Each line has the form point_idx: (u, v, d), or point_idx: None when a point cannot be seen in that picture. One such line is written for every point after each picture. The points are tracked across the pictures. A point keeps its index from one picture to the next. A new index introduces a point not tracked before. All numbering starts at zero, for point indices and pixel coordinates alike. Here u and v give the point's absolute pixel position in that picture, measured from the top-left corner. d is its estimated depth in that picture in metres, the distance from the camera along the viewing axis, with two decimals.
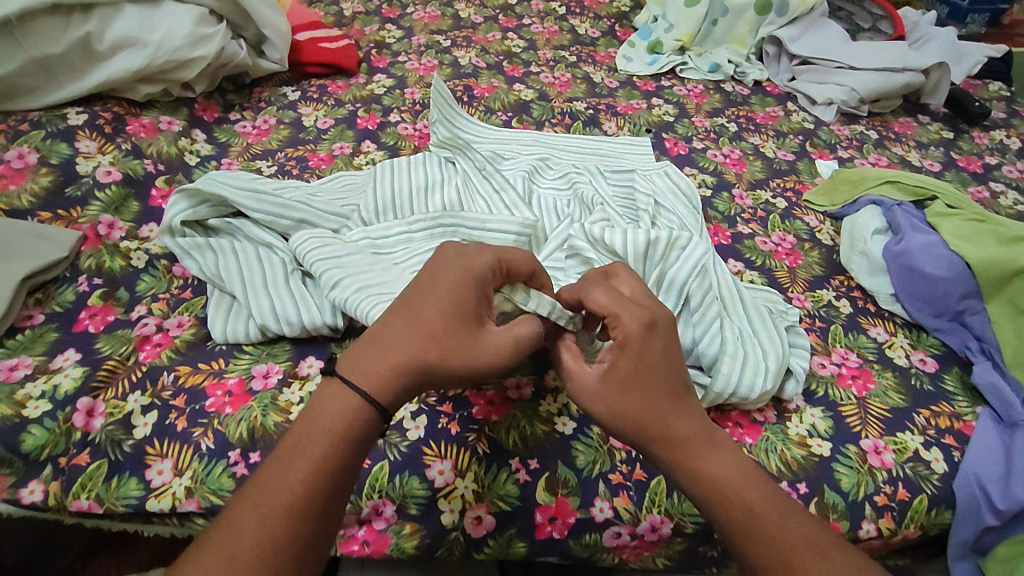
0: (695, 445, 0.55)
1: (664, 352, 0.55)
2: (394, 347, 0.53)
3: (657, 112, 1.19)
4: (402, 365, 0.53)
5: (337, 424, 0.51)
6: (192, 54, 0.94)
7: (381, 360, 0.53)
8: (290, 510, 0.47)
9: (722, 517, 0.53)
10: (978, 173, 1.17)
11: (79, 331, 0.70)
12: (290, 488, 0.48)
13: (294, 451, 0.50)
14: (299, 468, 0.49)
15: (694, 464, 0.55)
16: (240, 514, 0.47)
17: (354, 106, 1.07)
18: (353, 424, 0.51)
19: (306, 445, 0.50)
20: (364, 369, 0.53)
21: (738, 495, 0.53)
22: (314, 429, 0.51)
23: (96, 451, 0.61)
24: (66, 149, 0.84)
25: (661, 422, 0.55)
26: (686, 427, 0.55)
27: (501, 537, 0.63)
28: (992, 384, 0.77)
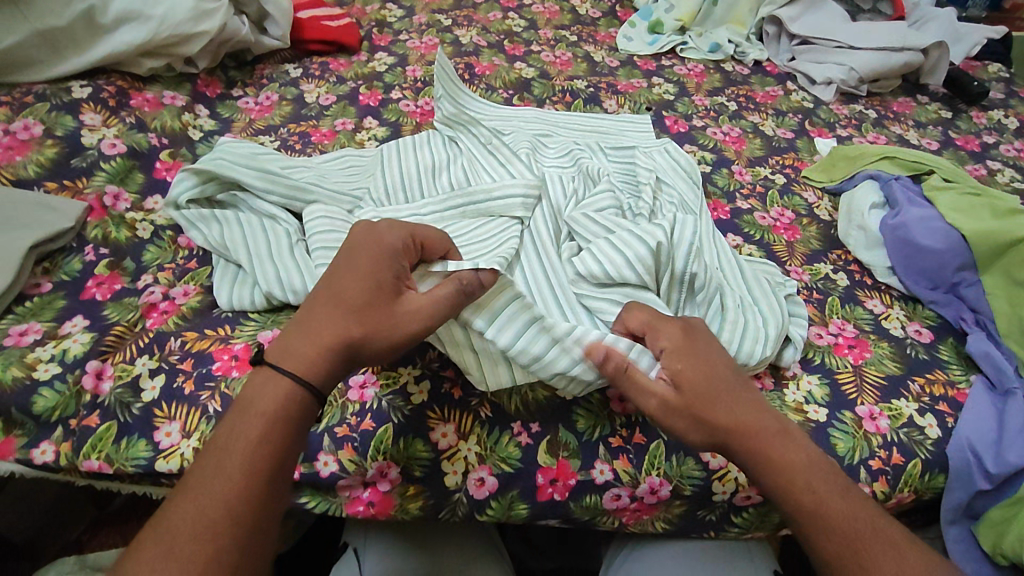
0: (756, 433, 0.55)
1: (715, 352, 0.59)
2: (317, 328, 0.52)
3: (657, 91, 1.19)
4: (325, 345, 0.51)
5: (271, 408, 0.49)
6: (195, 29, 0.95)
7: (302, 340, 0.51)
8: (232, 494, 0.45)
9: (787, 506, 0.53)
10: (976, 152, 1.17)
11: (87, 299, 0.71)
12: (227, 474, 0.45)
13: (228, 440, 0.47)
14: (234, 454, 0.46)
15: (771, 459, 0.54)
16: (177, 510, 0.44)
17: (356, 83, 1.08)
18: (288, 406, 0.49)
19: (238, 432, 0.47)
20: (292, 351, 0.51)
21: (808, 487, 0.52)
22: (247, 417, 0.48)
23: (105, 413, 0.62)
24: (70, 121, 0.84)
25: (735, 422, 0.55)
26: (746, 417, 0.55)
27: (503, 498, 0.64)
28: (985, 352, 0.78)
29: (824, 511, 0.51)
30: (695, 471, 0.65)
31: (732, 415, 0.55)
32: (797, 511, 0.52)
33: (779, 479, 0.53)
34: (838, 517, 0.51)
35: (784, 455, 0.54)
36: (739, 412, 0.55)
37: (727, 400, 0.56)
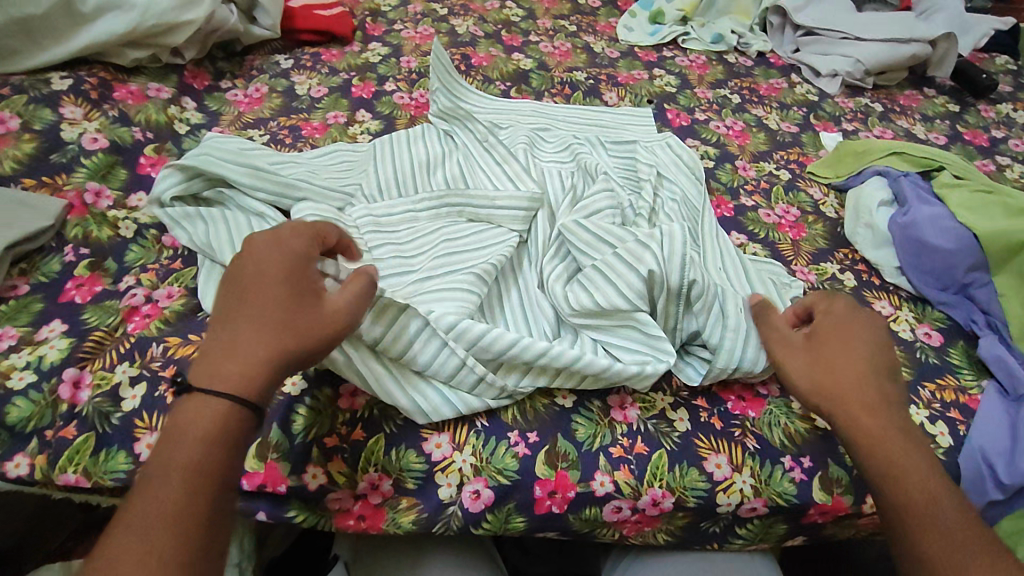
0: (889, 446, 0.53)
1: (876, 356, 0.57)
2: (235, 345, 0.48)
3: (659, 83, 1.16)
4: (248, 365, 0.48)
5: (205, 426, 0.45)
6: (180, 18, 0.92)
7: (218, 356, 0.48)
8: (171, 520, 0.42)
9: (908, 523, 0.50)
10: (985, 147, 1.14)
11: (66, 302, 0.68)
12: (164, 498, 0.43)
13: (165, 461, 0.44)
14: (173, 478, 0.43)
15: (892, 456, 0.52)
16: (114, 541, 0.41)
17: (348, 74, 1.04)
18: (222, 420, 0.46)
19: (172, 454, 0.44)
20: (215, 369, 0.47)
21: (930, 504, 0.50)
22: (178, 436, 0.45)
23: (83, 424, 0.59)
24: (49, 115, 0.81)
25: (874, 408, 0.54)
26: (878, 425, 0.54)
27: (499, 511, 0.62)
28: (997, 357, 0.76)
29: (939, 535, 0.48)
30: (698, 483, 0.63)
31: (862, 424, 0.54)
32: (912, 534, 0.49)
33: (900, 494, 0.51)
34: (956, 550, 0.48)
35: (910, 467, 0.52)
36: (872, 421, 0.54)
37: (865, 409, 0.55)
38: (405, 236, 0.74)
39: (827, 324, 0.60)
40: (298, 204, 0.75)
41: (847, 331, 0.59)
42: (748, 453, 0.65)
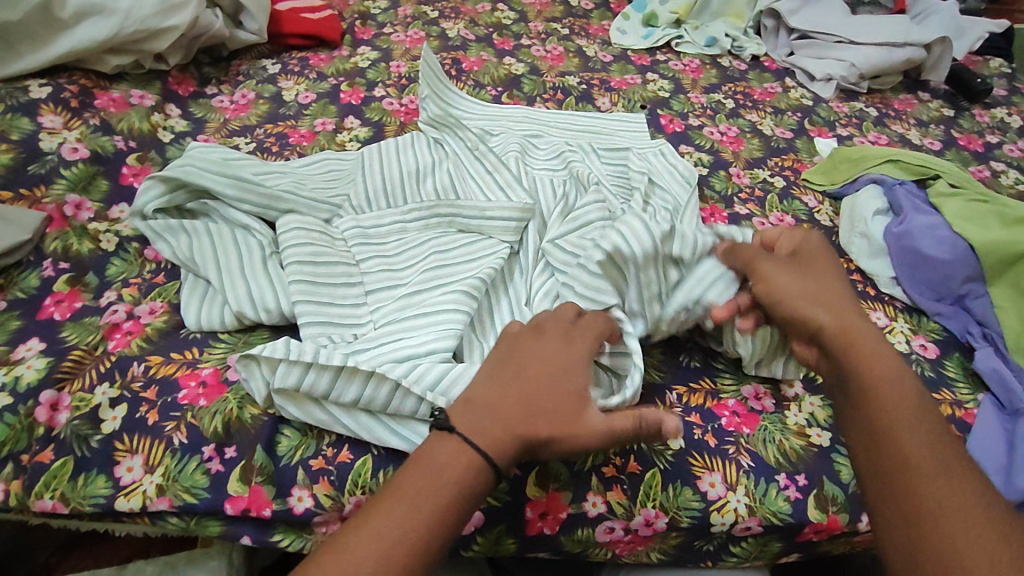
0: (863, 344, 0.54)
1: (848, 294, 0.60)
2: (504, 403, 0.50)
3: (652, 88, 1.15)
4: (517, 424, 0.49)
5: (452, 475, 0.46)
6: (163, 24, 0.90)
7: (501, 415, 0.49)
8: (408, 560, 0.43)
9: (866, 412, 0.50)
10: (980, 152, 1.14)
11: (44, 319, 0.66)
12: (411, 536, 0.43)
13: (411, 493, 0.45)
14: (418, 514, 0.44)
15: (865, 362, 0.52)
16: (353, 542, 0.43)
17: (337, 79, 1.03)
18: (474, 477, 0.47)
19: (421, 490, 0.45)
20: (481, 423, 0.48)
21: (898, 402, 0.49)
22: (433, 474, 0.46)
23: (61, 448, 0.58)
24: (28, 124, 0.80)
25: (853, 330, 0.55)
26: (857, 334, 0.54)
27: (490, 532, 0.61)
28: (994, 370, 0.75)
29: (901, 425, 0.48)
30: (692, 502, 0.62)
31: (834, 325, 0.56)
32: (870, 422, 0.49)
33: (865, 382, 0.51)
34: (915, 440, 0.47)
35: (886, 372, 0.51)
36: (849, 327, 0.55)
37: (845, 317, 0.56)
38: (393, 248, 0.73)
39: (807, 256, 0.63)
40: (283, 217, 0.74)
41: (824, 267, 0.62)
42: (743, 470, 0.64)
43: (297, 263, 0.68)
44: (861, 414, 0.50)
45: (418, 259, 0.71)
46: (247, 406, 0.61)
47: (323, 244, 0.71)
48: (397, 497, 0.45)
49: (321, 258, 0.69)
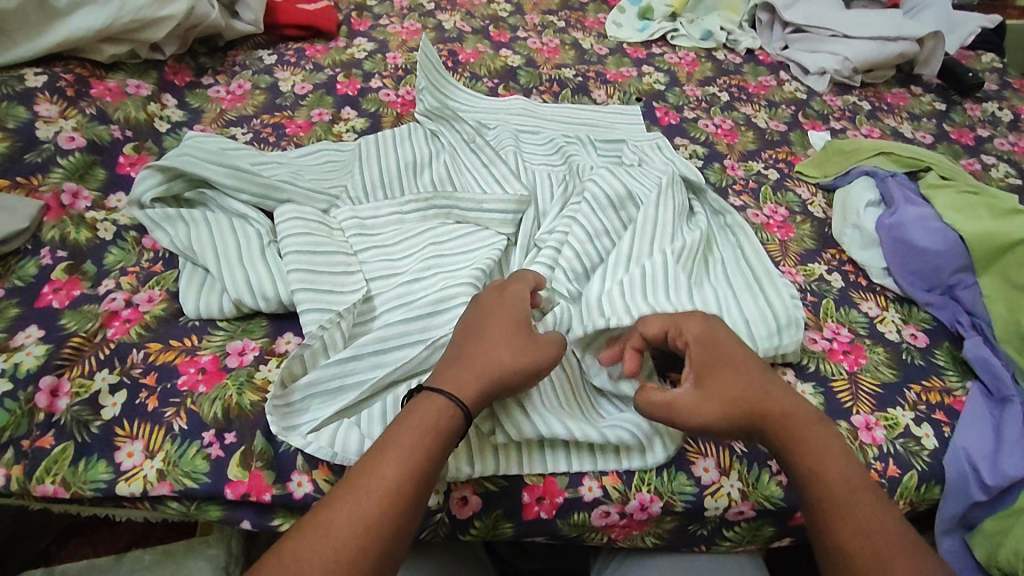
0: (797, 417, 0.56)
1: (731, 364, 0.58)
2: (471, 361, 0.55)
3: (647, 81, 1.15)
4: (485, 379, 0.54)
5: (424, 426, 0.50)
6: (159, 13, 0.90)
7: (475, 374, 0.54)
8: (385, 507, 0.46)
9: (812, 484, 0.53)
10: (970, 145, 1.15)
11: (43, 306, 0.66)
12: (385, 485, 0.46)
13: (385, 450, 0.48)
14: (388, 462, 0.48)
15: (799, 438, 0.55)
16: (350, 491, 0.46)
17: (334, 71, 1.03)
18: (440, 422, 0.50)
19: (395, 443, 0.49)
20: (457, 383, 0.53)
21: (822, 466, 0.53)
22: (403, 429, 0.50)
23: (61, 433, 0.58)
24: (24, 113, 0.79)
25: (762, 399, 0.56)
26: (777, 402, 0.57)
27: (487, 517, 0.61)
28: (982, 358, 0.76)
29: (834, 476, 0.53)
30: (686, 487, 0.63)
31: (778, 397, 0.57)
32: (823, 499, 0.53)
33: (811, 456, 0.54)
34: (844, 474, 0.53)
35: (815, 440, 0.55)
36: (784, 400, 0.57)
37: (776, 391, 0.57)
38: (390, 239, 0.73)
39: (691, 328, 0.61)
40: (280, 208, 0.74)
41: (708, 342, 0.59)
42: (737, 456, 0.65)
43: (295, 254, 0.68)
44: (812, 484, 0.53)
45: (420, 250, 0.72)
46: (246, 393, 0.62)
47: (318, 236, 0.71)
48: (372, 454, 0.49)
49: (319, 249, 0.69)
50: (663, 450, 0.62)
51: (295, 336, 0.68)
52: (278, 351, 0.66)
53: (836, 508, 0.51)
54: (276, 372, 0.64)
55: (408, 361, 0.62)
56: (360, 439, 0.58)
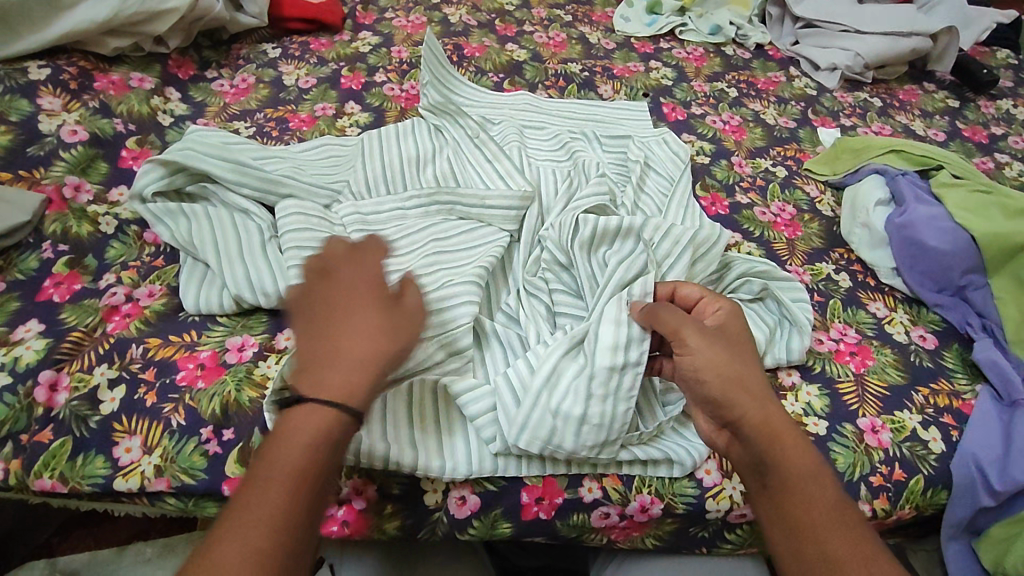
0: (777, 431, 0.52)
1: (738, 354, 0.56)
2: (346, 352, 0.49)
3: (655, 76, 1.14)
4: (382, 368, 0.50)
5: (311, 440, 0.45)
6: (162, 6, 0.89)
7: (370, 362, 0.49)
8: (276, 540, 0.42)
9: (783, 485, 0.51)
10: (984, 144, 1.13)
11: (43, 301, 0.66)
12: (267, 513, 0.42)
13: (275, 475, 0.43)
14: (276, 492, 0.43)
15: (784, 449, 0.52)
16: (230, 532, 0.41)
17: (338, 64, 1.02)
18: (333, 433, 0.46)
19: (283, 467, 0.44)
20: (340, 383, 0.47)
21: (802, 469, 0.51)
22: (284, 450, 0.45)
23: (59, 427, 0.58)
24: (27, 106, 0.79)
25: (751, 387, 0.54)
26: (767, 407, 0.54)
27: (485, 517, 0.61)
28: (992, 361, 0.75)
29: (807, 497, 0.50)
30: (687, 488, 0.63)
31: (753, 414, 0.53)
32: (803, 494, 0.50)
33: (793, 471, 0.51)
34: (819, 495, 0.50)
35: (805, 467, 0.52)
36: (763, 413, 0.53)
37: (750, 398, 0.53)
38: (391, 235, 0.72)
39: (727, 322, 0.59)
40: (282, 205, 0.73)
41: (739, 335, 0.58)
42: None
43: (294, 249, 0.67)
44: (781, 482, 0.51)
45: (426, 250, 0.71)
46: (245, 389, 0.62)
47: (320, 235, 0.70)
48: (258, 479, 0.43)
49: (319, 245, 0.69)
50: (667, 472, 0.62)
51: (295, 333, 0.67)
52: (277, 348, 0.66)
53: (806, 510, 0.49)
54: (275, 368, 0.64)
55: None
56: (360, 436, 0.57)
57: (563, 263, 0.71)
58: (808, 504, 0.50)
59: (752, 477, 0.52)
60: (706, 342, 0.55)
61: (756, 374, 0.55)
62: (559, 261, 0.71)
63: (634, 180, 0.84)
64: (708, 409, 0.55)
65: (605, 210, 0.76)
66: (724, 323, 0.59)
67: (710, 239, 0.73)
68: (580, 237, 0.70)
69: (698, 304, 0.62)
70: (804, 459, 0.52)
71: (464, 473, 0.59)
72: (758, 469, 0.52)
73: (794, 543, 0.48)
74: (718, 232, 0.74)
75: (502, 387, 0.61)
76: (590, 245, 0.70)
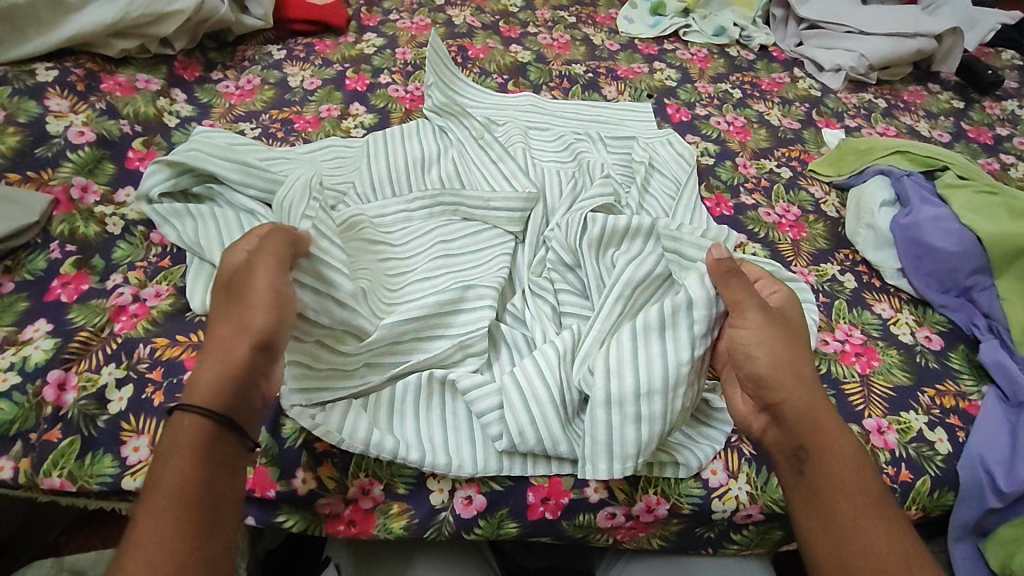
0: (820, 417, 0.54)
1: (792, 337, 0.58)
2: (212, 354, 0.51)
3: (658, 77, 1.14)
4: (242, 355, 0.51)
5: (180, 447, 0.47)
6: (169, 8, 0.90)
7: (215, 354, 0.51)
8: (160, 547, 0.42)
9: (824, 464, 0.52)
10: (989, 145, 1.13)
11: (52, 301, 0.66)
12: (157, 508, 0.44)
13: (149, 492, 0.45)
14: (162, 497, 0.44)
15: (829, 429, 0.53)
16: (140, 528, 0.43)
17: (343, 66, 1.02)
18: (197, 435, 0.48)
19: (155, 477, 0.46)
20: (192, 384, 0.50)
21: (845, 452, 0.52)
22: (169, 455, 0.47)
23: (68, 427, 0.58)
24: (35, 107, 0.80)
25: (802, 369, 0.56)
26: (814, 392, 0.55)
27: (492, 517, 0.61)
28: (998, 362, 0.75)
29: (844, 483, 0.51)
30: (694, 489, 0.63)
31: (799, 399, 0.54)
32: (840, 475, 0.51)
33: (835, 452, 0.52)
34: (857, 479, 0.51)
35: (848, 450, 0.53)
36: (808, 399, 0.54)
37: (800, 383, 0.55)
38: (397, 237, 0.73)
39: (783, 307, 0.61)
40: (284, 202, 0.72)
41: (794, 321, 0.60)
42: (745, 458, 0.64)
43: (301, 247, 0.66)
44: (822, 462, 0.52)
45: (435, 251, 0.71)
46: None
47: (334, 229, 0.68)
48: (148, 490, 0.45)
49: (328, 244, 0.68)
50: (675, 473, 0.62)
51: None
52: None
53: (843, 491, 0.51)
54: None
55: (417, 359, 0.63)
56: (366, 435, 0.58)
57: (567, 263, 0.71)
58: (846, 491, 0.50)
59: (787, 462, 0.53)
60: (763, 322, 0.57)
61: (807, 358, 0.57)
62: (564, 262, 0.72)
63: (639, 181, 0.84)
64: (754, 388, 0.56)
65: (610, 210, 0.76)
66: (783, 307, 0.61)
67: (717, 239, 0.73)
68: (588, 236, 0.70)
69: (758, 283, 0.64)
70: (845, 444, 0.53)
71: (470, 472, 0.59)
72: (797, 454, 0.53)
73: (826, 526, 0.49)
74: (723, 233, 0.74)
75: (509, 385, 0.60)
76: (599, 246, 0.70)
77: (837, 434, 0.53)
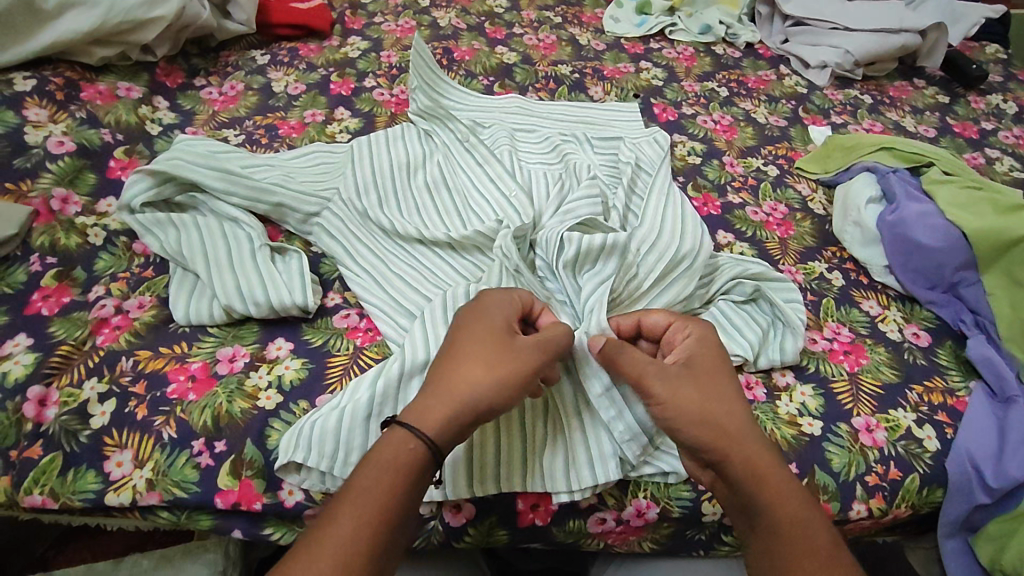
0: (765, 471, 0.52)
1: (702, 391, 0.55)
2: (448, 385, 0.51)
3: (645, 76, 1.14)
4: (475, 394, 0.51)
5: (395, 448, 0.49)
6: (149, 15, 0.89)
7: (447, 390, 0.51)
8: (357, 526, 0.45)
9: (773, 521, 0.51)
10: (974, 139, 1.13)
11: (32, 314, 0.65)
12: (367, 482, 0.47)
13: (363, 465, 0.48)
14: (377, 476, 0.47)
15: (765, 484, 0.52)
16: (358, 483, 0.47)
17: (327, 70, 1.02)
18: (412, 448, 0.49)
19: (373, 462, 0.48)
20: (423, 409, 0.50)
21: (786, 506, 0.51)
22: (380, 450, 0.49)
23: (49, 443, 0.58)
24: (13, 117, 0.79)
25: (723, 425, 0.53)
26: (745, 445, 0.53)
27: (481, 525, 0.61)
28: (986, 358, 0.75)
29: (798, 534, 0.50)
30: (683, 492, 0.62)
31: (735, 457, 0.52)
32: (791, 531, 0.51)
33: (777, 508, 0.51)
34: (810, 531, 0.51)
35: (793, 504, 0.52)
36: (744, 454, 0.53)
37: (733, 436, 0.53)
38: (386, 254, 0.73)
39: (694, 350, 0.58)
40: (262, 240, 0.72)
41: (709, 363, 0.57)
42: None
43: (282, 280, 0.68)
44: (769, 521, 0.51)
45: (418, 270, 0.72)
46: (236, 400, 0.61)
47: (298, 267, 0.70)
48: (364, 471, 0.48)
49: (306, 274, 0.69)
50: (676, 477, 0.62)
51: (286, 343, 0.67)
52: (268, 358, 0.65)
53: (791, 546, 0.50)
54: (266, 378, 0.63)
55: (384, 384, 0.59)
56: None
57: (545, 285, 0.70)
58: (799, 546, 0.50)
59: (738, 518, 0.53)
60: (671, 388, 0.54)
61: (728, 408, 0.54)
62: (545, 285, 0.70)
63: (625, 181, 0.84)
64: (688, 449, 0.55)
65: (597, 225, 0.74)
66: (695, 349, 0.58)
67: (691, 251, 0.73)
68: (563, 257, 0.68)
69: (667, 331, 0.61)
70: (790, 494, 0.52)
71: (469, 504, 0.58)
72: (746, 512, 0.52)
73: None
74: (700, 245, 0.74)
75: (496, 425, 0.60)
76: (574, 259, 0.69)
77: (776, 486, 0.52)
